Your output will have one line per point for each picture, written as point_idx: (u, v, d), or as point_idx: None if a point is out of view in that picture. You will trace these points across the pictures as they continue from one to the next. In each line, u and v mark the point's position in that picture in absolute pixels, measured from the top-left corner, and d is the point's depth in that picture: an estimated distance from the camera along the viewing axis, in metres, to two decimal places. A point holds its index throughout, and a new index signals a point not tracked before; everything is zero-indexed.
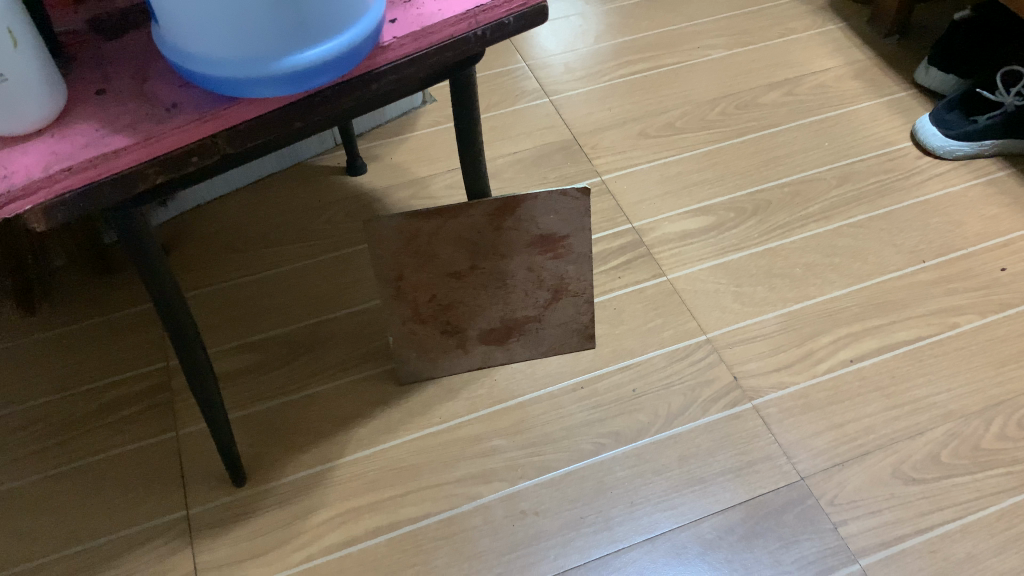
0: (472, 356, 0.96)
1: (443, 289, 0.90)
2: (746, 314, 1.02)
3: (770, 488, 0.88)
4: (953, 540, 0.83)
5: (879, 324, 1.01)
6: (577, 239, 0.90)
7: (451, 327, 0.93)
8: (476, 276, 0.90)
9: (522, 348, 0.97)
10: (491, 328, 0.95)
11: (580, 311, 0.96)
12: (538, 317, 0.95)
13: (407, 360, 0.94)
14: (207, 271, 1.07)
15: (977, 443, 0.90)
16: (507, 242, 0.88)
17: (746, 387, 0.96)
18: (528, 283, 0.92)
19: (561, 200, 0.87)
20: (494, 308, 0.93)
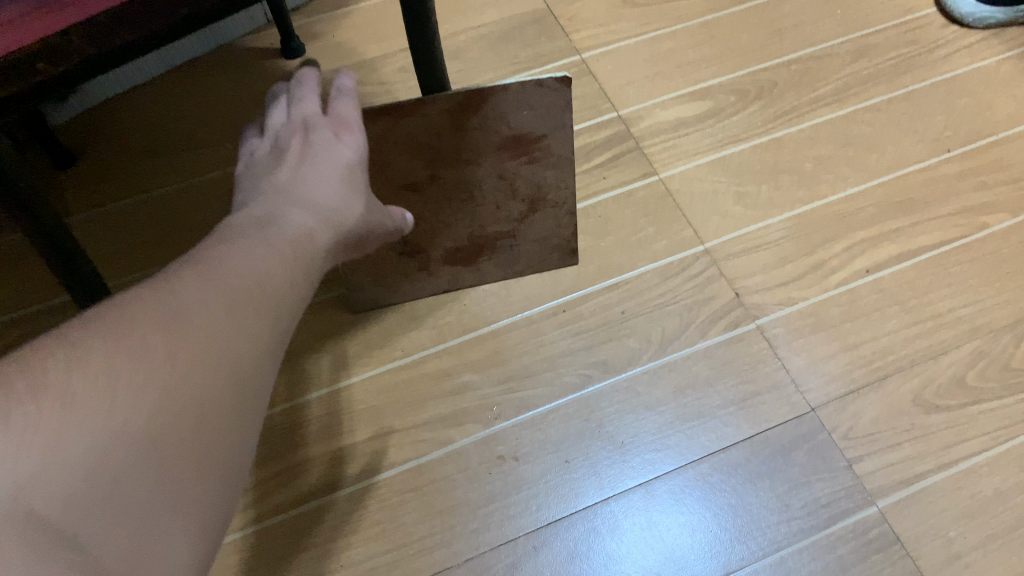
0: (435, 279, 0.85)
1: (399, 203, 0.75)
2: (749, 219, 0.90)
3: (777, 422, 0.78)
4: (980, 475, 0.75)
5: (899, 227, 0.89)
6: (556, 140, 0.73)
7: (410, 248, 0.81)
8: (437, 185, 0.75)
9: (494, 268, 0.86)
10: (458, 247, 0.82)
11: (560, 224, 0.82)
12: (514, 231, 0.82)
13: (361, 283, 0.82)
14: (124, 183, 0.91)
15: (1006, 362, 0.81)
16: (472, 145, 0.72)
17: (750, 305, 0.84)
18: (500, 194, 0.78)
19: (535, 94, 0.68)
20: (460, 225, 0.80)
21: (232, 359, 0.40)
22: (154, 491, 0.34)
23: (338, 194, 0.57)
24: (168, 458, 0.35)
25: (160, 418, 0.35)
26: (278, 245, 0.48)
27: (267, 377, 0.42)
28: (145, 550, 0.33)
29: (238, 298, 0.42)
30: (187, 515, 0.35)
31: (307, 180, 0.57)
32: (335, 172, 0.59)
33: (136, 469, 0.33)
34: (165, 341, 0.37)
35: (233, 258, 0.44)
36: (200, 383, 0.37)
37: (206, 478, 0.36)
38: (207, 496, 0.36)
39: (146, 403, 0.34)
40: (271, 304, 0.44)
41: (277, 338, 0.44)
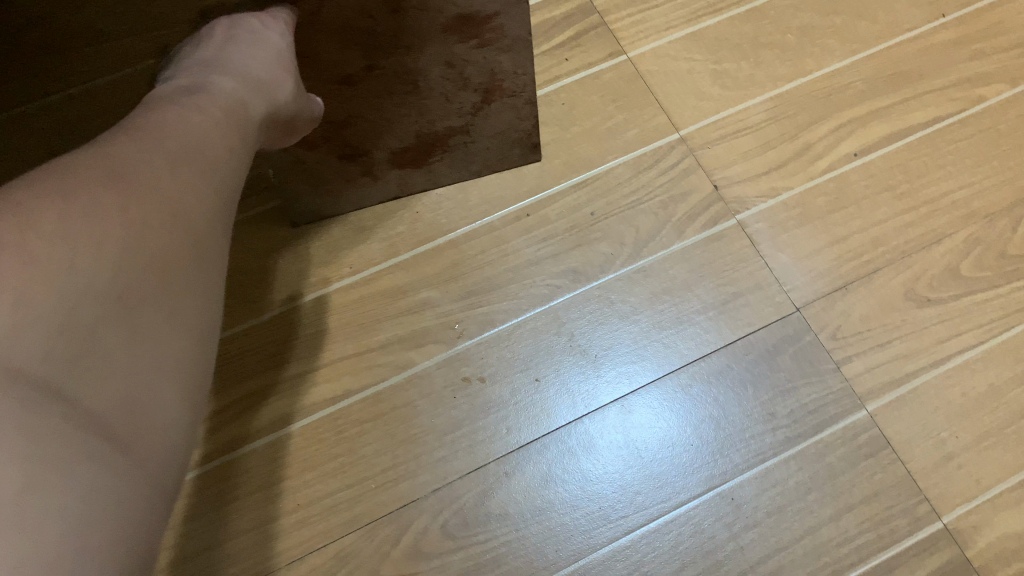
0: (383, 183, 0.76)
1: (333, 102, 0.64)
2: (728, 101, 0.81)
3: (762, 325, 0.73)
4: (973, 371, 0.71)
5: (890, 105, 0.81)
6: (510, 18, 0.63)
7: (352, 151, 0.70)
8: (376, 79, 0.64)
9: (447, 169, 0.77)
10: (405, 147, 0.72)
11: (519, 116, 0.73)
12: (468, 125, 0.73)
13: (300, 192, 0.73)
14: None
15: (1003, 249, 0.75)
16: (415, 30, 0.60)
17: (729, 198, 0.77)
18: (449, 84, 0.68)
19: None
20: (407, 122, 0.70)
21: (187, 215, 0.38)
22: (133, 345, 0.32)
23: (268, 69, 0.54)
24: (140, 313, 0.33)
25: (126, 271, 0.33)
26: (213, 114, 0.45)
27: (222, 230, 0.41)
28: (132, 397, 0.31)
29: (181, 158, 0.40)
30: (165, 365, 0.33)
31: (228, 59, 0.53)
32: (270, 51, 0.55)
33: (109, 321, 0.31)
34: (116, 198, 0.34)
35: (165, 124, 0.42)
36: (158, 238, 0.35)
37: (181, 327, 0.35)
38: (182, 346, 0.35)
39: (110, 256, 0.32)
40: (217, 164, 0.42)
41: (225, 197, 0.42)
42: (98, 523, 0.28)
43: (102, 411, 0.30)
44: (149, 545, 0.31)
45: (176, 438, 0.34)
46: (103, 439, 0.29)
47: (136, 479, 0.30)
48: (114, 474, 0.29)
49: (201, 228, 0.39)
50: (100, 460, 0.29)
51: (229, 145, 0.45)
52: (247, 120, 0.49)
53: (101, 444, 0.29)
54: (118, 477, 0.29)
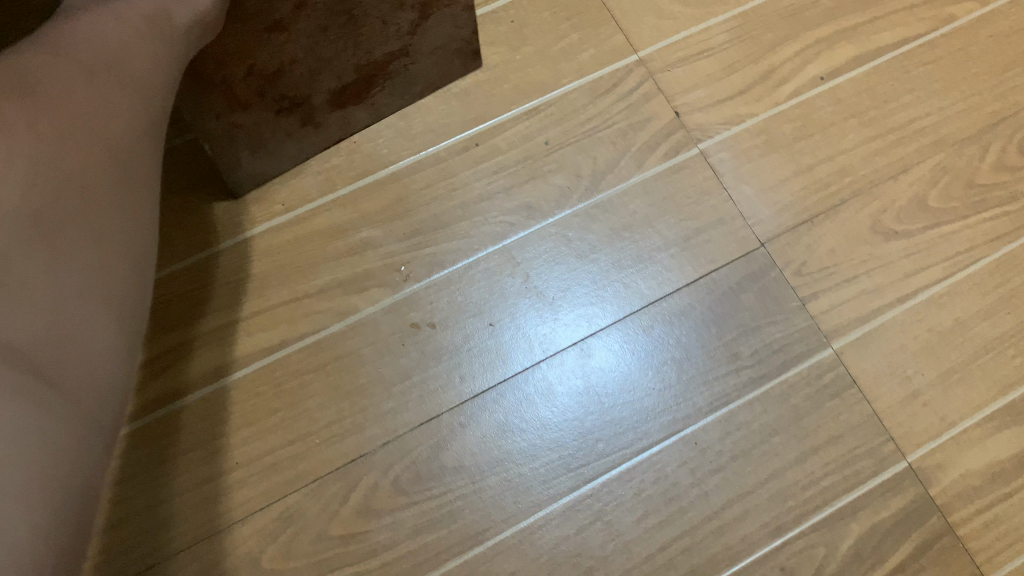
0: (325, 129, 0.68)
1: (267, 53, 0.55)
2: (689, 20, 0.76)
3: (725, 262, 0.69)
4: (939, 306, 0.69)
5: (857, 25, 0.77)
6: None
7: (288, 102, 0.62)
8: (309, 16, 0.55)
9: (387, 96, 0.69)
10: (344, 85, 0.65)
11: (459, 24, 0.67)
12: (408, 45, 0.65)
13: (240, 157, 0.64)
14: None
15: (971, 178, 0.72)
16: None
17: (692, 126, 0.72)
18: (385, 5, 0.59)
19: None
20: (344, 55, 0.61)
21: (107, 135, 0.36)
22: (53, 273, 0.32)
23: None
24: (66, 234, 0.33)
25: (39, 194, 0.32)
26: (134, 22, 0.41)
27: (148, 148, 0.39)
28: (54, 320, 0.32)
29: (96, 74, 0.37)
30: (91, 282, 0.34)
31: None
32: None
33: (25, 244, 0.31)
34: (25, 113, 0.33)
35: (86, 27, 0.39)
36: (75, 160, 0.34)
37: (104, 247, 0.35)
38: (106, 271, 0.35)
39: (21, 178, 0.32)
40: (138, 78, 0.40)
41: (155, 115, 0.41)
42: (27, 449, 0.30)
43: (24, 341, 0.31)
44: (87, 463, 0.33)
45: (107, 359, 0.35)
46: (28, 374, 0.31)
47: (68, 409, 0.32)
48: (43, 408, 0.31)
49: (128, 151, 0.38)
50: (24, 390, 0.30)
51: (154, 57, 0.42)
52: (172, 30, 0.44)
53: (22, 385, 0.30)
54: (48, 409, 0.31)
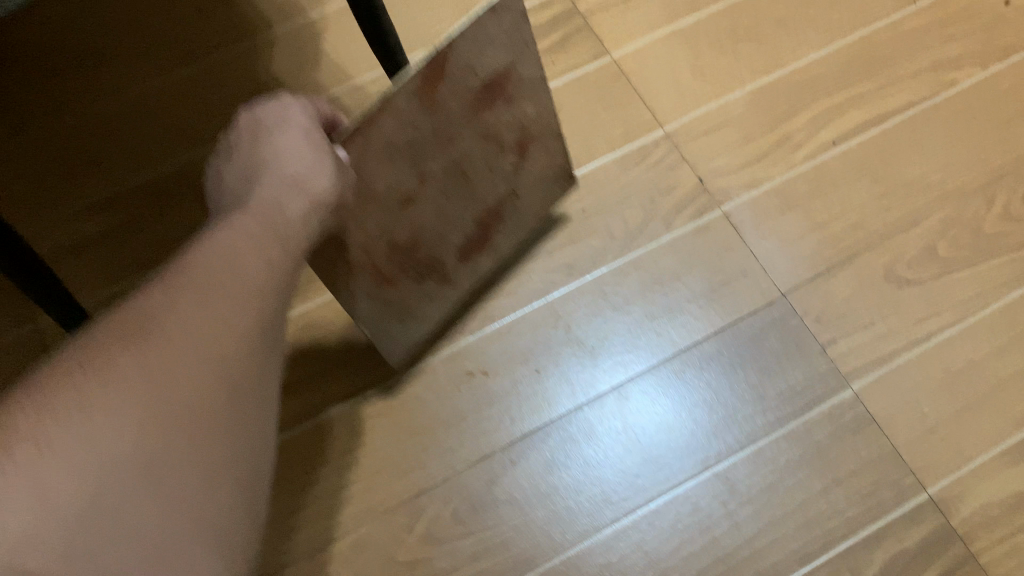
0: (458, 284, 0.73)
1: (400, 227, 0.63)
2: (709, 95, 0.84)
3: (748, 311, 0.76)
4: (952, 346, 0.74)
5: (865, 92, 0.85)
6: (527, 60, 0.63)
7: (424, 266, 0.68)
8: (427, 185, 0.62)
9: (505, 237, 0.75)
10: (468, 238, 0.70)
11: (552, 153, 0.72)
12: (512, 190, 0.71)
13: (393, 330, 0.69)
14: (16, 112, 0.83)
15: (978, 228, 0.79)
16: (448, 120, 0.60)
17: (714, 190, 0.80)
18: (489, 155, 0.66)
19: (522, 39, 0.61)
20: (462, 211, 0.67)
21: (218, 358, 0.41)
22: (161, 507, 0.36)
23: (301, 160, 0.52)
24: (167, 461, 0.37)
25: (151, 437, 0.36)
26: (249, 231, 0.47)
27: (253, 358, 0.44)
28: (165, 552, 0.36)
29: (209, 300, 0.42)
30: (199, 505, 0.38)
31: (264, 158, 0.53)
32: (300, 139, 0.53)
33: (133, 489, 0.35)
34: (141, 361, 0.37)
35: (208, 253, 0.45)
36: (186, 392, 0.38)
37: (216, 465, 0.39)
38: (216, 485, 0.39)
39: (135, 428, 0.36)
40: (248, 292, 0.45)
41: (263, 324, 0.45)
42: None
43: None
44: None
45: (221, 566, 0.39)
46: None
47: None
48: None
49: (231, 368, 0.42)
50: None
51: (270, 261, 0.47)
52: (286, 223, 0.50)
53: None
54: None
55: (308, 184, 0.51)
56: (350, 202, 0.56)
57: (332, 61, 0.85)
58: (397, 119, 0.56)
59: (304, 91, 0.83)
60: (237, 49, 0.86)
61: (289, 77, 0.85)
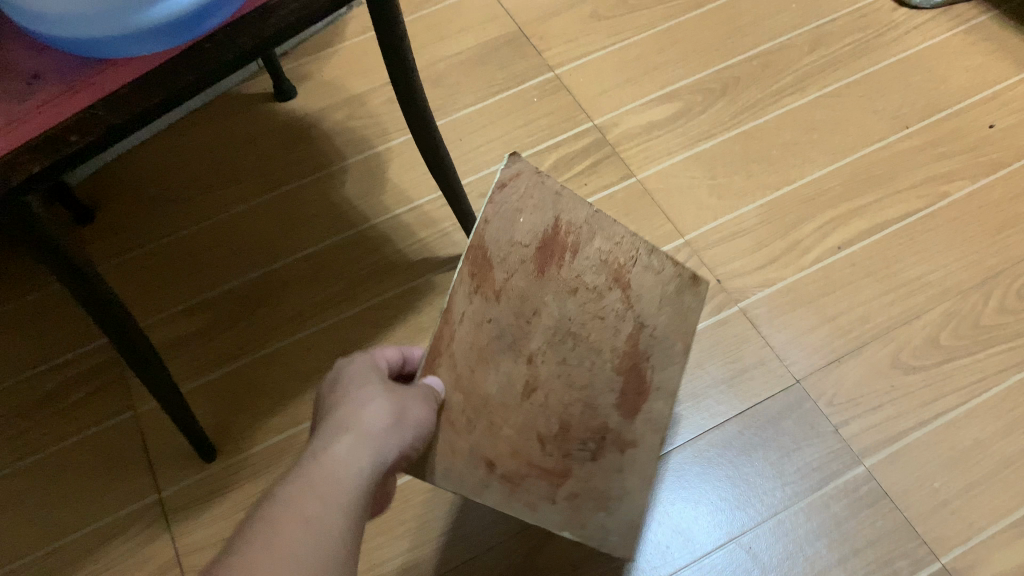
0: (636, 445, 0.62)
1: (541, 418, 0.56)
2: (724, 209, 0.96)
3: (766, 396, 0.84)
4: (959, 427, 0.80)
5: (866, 203, 0.95)
6: (568, 202, 0.58)
7: (592, 441, 0.59)
8: (542, 363, 0.56)
9: (664, 372, 0.64)
10: (621, 393, 0.61)
11: (655, 265, 0.64)
12: (640, 324, 0.62)
13: (601, 521, 0.59)
14: (129, 231, 0.97)
15: (977, 319, 0.86)
16: (528, 294, 0.56)
17: (732, 289, 0.90)
18: (589, 304, 0.59)
19: (549, 190, 0.57)
20: (597, 370, 0.60)
21: None
22: None
23: (379, 399, 0.47)
24: None
25: None
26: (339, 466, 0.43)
27: None
28: None
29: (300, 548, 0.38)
30: None
31: (337, 408, 0.47)
32: (371, 383, 0.48)
33: None
34: None
35: (298, 495, 0.40)
36: None
37: None
38: None
39: None
40: (341, 532, 0.40)
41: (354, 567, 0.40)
42: None
43: None
44: None
45: None
46: None
47: None
48: None
49: (308, 552, 0.38)
50: None
51: (344, 510, 0.41)
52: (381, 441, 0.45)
53: None
54: None
55: (369, 400, 0.47)
56: (460, 424, 0.51)
57: (396, 187, 1.00)
58: (473, 324, 0.52)
59: (373, 212, 0.98)
60: (316, 178, 1.01)
61: (359, 201, 0.99)
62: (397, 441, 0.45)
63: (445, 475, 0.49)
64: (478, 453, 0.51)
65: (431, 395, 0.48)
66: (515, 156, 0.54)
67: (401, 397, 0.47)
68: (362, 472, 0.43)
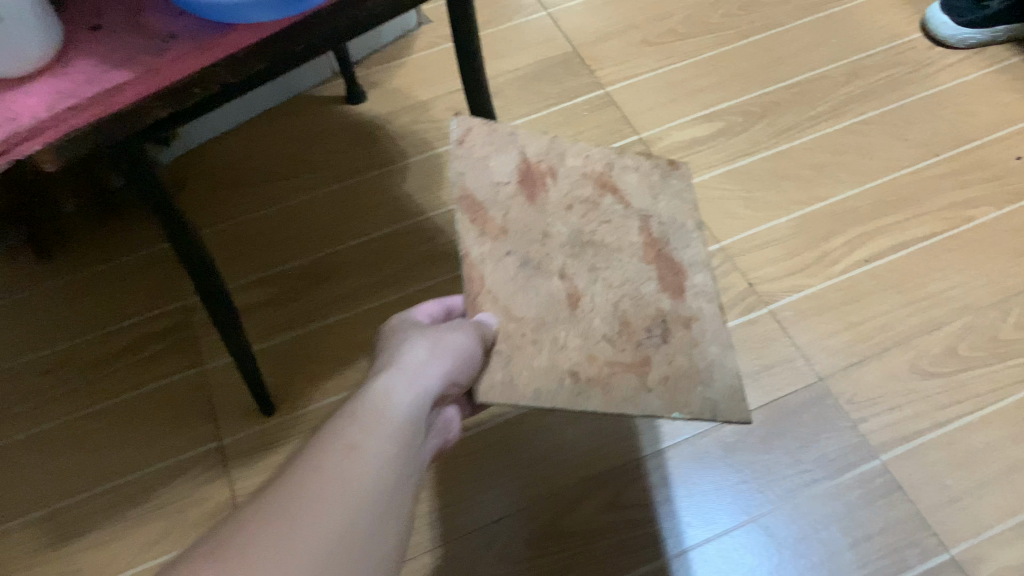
0: (698, 318, 0.63)
1: (600, 324, 0.60)
2: (758, 220, 1.02)
3: (789, 390, 0.89)
4: (972, 430, 0.85)
5: (893, 222, 1.01)
6: (525, 141, 0.68)
7: (656, 325, 0.61)
8: (573, 273, 0.62)
9: (691, 248, 0.68)
10: (660, 282, 0.65)
11: (631, 168, 0.72)
12: (645, 218, 0.68)
13: (705, 394, 0.59)
14: (208, 210, 1.06)
15: (994, 334, 0.91)
16: (531, 217, 0.64)
17: (761, 292, 0.96)
18: (591, 214, 0.67)
19: (504, 134, 0.67)
20: (627, 267, 0.64)
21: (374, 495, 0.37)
22: None
23: (426, 337, 0.51)
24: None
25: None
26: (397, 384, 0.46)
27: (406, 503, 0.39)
28: None
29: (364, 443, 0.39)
30: None
31: (387, 353, 0.51)
32: (416, 331, 0.53)
33: None
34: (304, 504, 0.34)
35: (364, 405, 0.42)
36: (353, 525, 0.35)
37: None
38: None
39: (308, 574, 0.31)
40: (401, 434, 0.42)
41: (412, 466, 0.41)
42: None
43: None
44: None
45: None
46: None
47: None
48: None
49: (378, 445, 0.40)
50: None
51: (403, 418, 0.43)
52: (431, 369, 0.48)
53: None
54: None
55: (411, 344, 0.51)
56: (520, 347, 0.56)
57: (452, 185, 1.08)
58: (493, 261, 0.59)
59: (430, 206, 1.06)
60: (379, 172, 1.10)
61: (417, 194, 1.07)
62: (440, 369, 0.49)
63: (532, 394, 0.54)
64: (556, 368, 0.56)
65: (473, 330, 0.53)
66: (458, 117, 0.65)
67: (438, 336, 0.51)
68: (415, 393, 0.46)
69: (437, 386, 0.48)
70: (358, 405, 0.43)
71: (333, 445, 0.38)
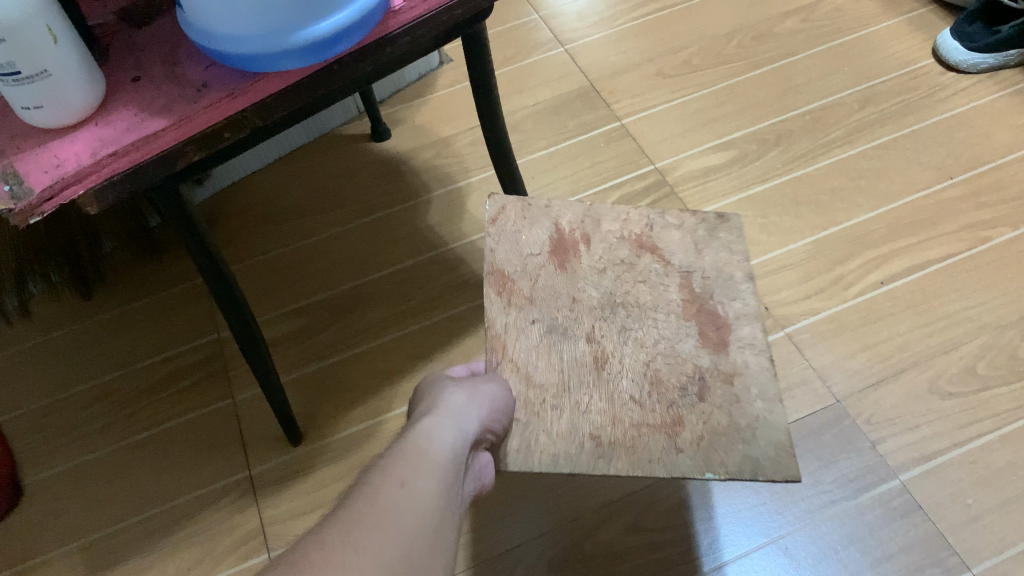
0: (742, 373, 0.62)
1: (627, 382, 0.61)
2: (774, 245, 1.04)
3: (807, 411, 0.90)
4: (992, 449, 0.85)
5: (909, 244, 1.02)
6: (560, 212, 0.72)
7: (692, 384, 0.61)
8: (603, 335, 0.64)
9: (738, 302, 0.67)
10: (702, 337, 0.64)
11: (675, 223, 0.72)
12: (686, 274, 0.69)
13: (743, 452, 0.57)
14: (242, 245, 1.11)
15: (1013, 353, 0.91)
16: (559, 284, 0.67)
17: (778, 316, 0.97)
18: (624, 275, 0.68)
19: (537, 207, 0.72)
20: (662, 326, 0.65)
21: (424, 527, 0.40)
22: None
23: (464, 386, 0.55)
24: None
25: None
26: (440, 428, 0.49)
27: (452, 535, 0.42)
28: None
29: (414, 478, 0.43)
30: None
31: (429, 401, 0.55)
32: (456, 380, 0.57)
33: None
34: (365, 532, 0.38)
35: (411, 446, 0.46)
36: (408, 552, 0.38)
37: None
38: None
39: None
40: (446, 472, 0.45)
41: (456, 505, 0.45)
42: None
43: None
44: None
45: None
46: None
47: None
48: None
49: (427, 482, 0.43)
50: None
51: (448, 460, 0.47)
52: (469, 414, 0.52)
53: None
54: None
55: (450, 392, 0.54)
56: (541, 413, 0.59)
57: (474, 217, 1.11)
58: (518, 330, 0.64)
59: (452, 238, 1.09)
60: (403, 208, 1.13)
61: (440, 228, 1.11)
62: (477, 415, 0.52)
63: (552, 461, 0.57)
64: (577, 433, 0.58)
65: (498, 389, 0.57)
66: (491, 198, 0.71)
67: (475, 388, 0.55)
68: (457, 437, 0.49)
69: (475, 431, 0.52)
70: (406, 447, 0.46)
71: (387, 482, 0.42)
